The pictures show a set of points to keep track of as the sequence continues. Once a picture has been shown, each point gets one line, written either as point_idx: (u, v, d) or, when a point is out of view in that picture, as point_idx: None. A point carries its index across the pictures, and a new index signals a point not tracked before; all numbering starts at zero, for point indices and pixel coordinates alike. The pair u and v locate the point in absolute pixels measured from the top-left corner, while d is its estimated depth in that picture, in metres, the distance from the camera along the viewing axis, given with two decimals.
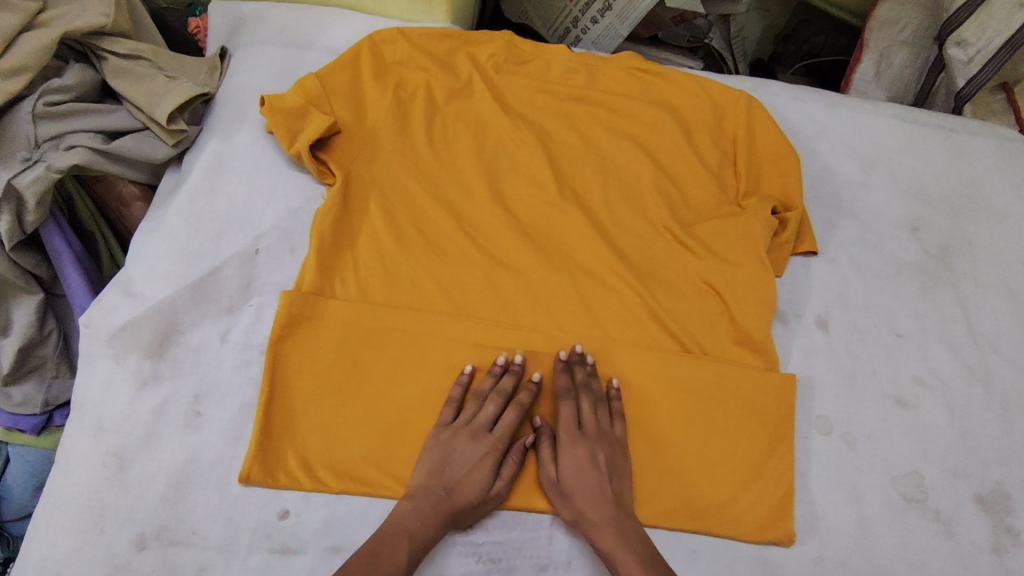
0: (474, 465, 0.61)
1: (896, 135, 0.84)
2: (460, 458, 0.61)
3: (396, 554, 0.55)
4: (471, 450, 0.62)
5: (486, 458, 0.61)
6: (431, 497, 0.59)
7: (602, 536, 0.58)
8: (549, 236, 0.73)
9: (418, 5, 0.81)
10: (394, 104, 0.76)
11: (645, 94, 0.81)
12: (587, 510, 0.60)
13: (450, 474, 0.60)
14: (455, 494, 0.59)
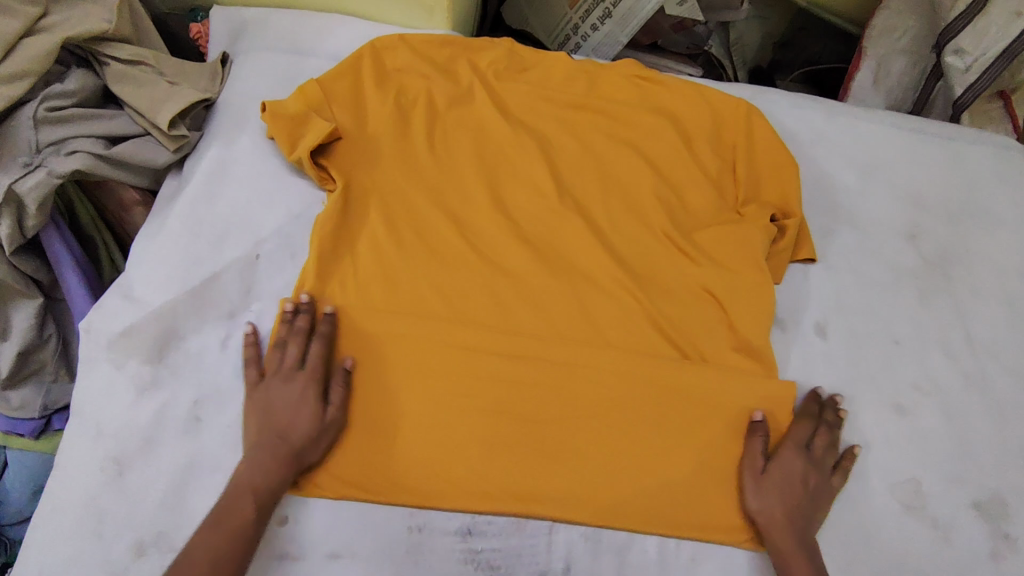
0: (297, 401, 0.61)
1: (894, 143, 0.84)
2: (280, 404, 0.61)
3: (241, 506, 0.57)
4: (290, 390, 0.62)
5: (303, 393, 0.62)
6: (267, 447, 0.59)
7: (790, 542, 0.61)
8: (548, 242, 0.74)
9: (420, 12, 0.81)
10: (395, 111, 0.76)
11: (645, 102, 0.81)
12: (785, 515, 0.62)
13: (279, 413, 0.61)
14: (288, 437, 0.60)
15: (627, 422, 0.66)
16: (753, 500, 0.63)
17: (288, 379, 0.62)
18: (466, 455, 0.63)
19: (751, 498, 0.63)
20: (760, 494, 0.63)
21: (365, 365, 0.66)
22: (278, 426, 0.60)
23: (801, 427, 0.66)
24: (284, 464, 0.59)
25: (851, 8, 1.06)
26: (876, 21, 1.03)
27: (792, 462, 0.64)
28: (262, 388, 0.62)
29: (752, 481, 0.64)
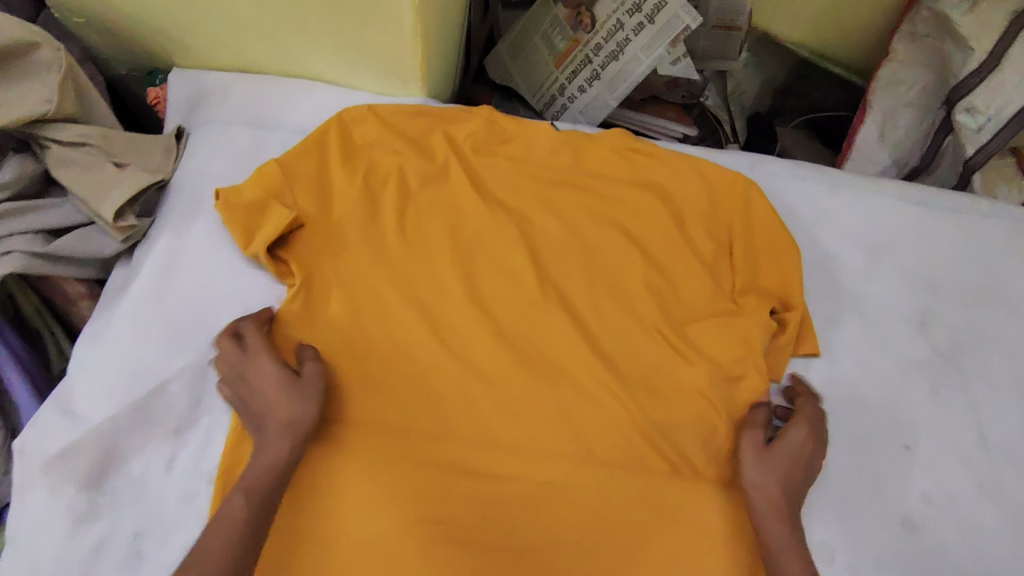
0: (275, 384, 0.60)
1: (903, 218, 0.78)
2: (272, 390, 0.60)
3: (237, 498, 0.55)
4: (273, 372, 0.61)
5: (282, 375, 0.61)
6: (256, 428, 0.59)
7: (777, 526, 0.59)
8: (529, 339, 0.68)
9: (392, 80, 0.75)
10: (364, 192, 0.70)
11: (635, 176, 0.75)
12: (780, 495, 0.60)
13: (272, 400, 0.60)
14: (272, 413, 0.59)
15: (610, 550, 0.61)
16: (751, 473, 0.62)
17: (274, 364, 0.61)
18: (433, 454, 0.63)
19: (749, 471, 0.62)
20: (756, 467, 0.62)
21: (331, 474, 0.61)
22: (258, 407, 0.60)
23: (812, 408, 0.66)
24: (282, 439, 0.58)
25: (855, 57, 1.00)
26: (882, 73, 0.96)
27: (791, 442, 0.63)
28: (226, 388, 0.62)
29: (750, 456, 0.62)
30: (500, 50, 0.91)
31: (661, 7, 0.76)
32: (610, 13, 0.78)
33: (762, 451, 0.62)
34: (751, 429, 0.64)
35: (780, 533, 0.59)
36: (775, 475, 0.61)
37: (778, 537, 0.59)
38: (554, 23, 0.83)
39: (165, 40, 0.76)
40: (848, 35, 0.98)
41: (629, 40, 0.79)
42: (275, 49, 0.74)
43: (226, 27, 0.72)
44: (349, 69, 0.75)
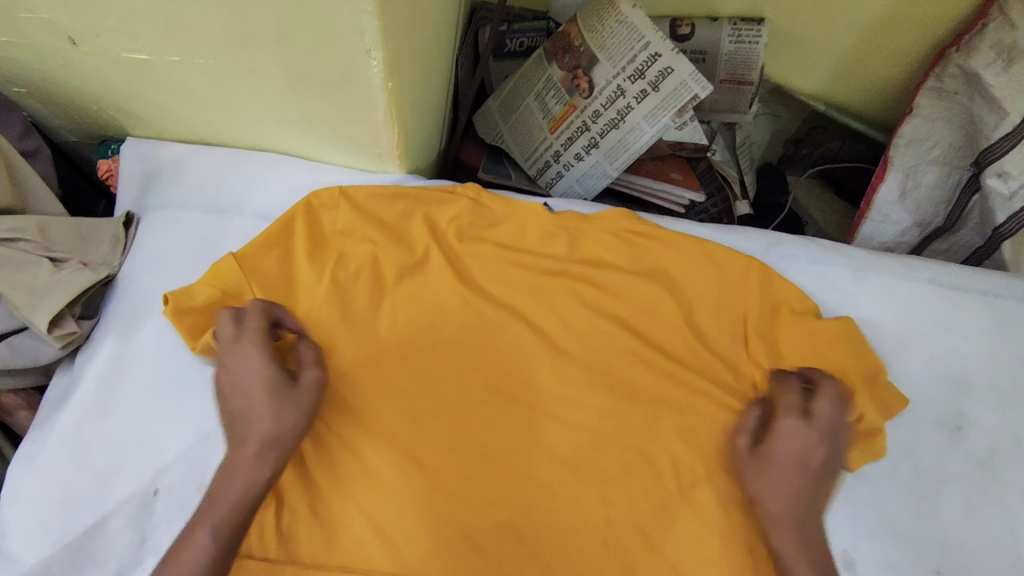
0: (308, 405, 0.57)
1: (933, 306, 0.70)
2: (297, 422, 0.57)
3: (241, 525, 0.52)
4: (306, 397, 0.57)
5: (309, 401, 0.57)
6: (233, 439, 0.55)
7: (785, 509, 0.56)
8: (518, 458, 0.60)
9: (366, 157, 0.67)
10: (332, 288, 0.62)
11: (639, 262, 0.67)
12: (790, 509, 0.56)
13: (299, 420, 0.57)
14: (251, 427, 0.55)
15: None
16: (755, 486, 0.58)
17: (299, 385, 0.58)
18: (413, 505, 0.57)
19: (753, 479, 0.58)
20: (767, 478, 0.57)
21: None
22: (237, 408, 0.56)
23: (790, 395, 0.60)
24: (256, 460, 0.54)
25: (875, 110, 0.93)
26: (905, 130, 0.88)
27: (793, 439, 0.58)
28: (226, 366, 0.57)
29: (767, 445, 0.58)
30: (490, 107, 0.84)
31: (666, 74, 0.68)
32: (610, 78, 0.71)
33: (791, 440, 0.58)
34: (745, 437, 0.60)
35: (794, 537, 0.55)
36: (782, 487, 0.57)
37: (792, 548, 0.54)
38: (549, 85, 0.76)
39: (117, 111, 0.68)
40: (870, 87, 0.90)
41: (631, 108, 0.71)
42: (237, 123, 0.66)
43: (184, 103, 0.65)
44: (319, 143, 0.67)
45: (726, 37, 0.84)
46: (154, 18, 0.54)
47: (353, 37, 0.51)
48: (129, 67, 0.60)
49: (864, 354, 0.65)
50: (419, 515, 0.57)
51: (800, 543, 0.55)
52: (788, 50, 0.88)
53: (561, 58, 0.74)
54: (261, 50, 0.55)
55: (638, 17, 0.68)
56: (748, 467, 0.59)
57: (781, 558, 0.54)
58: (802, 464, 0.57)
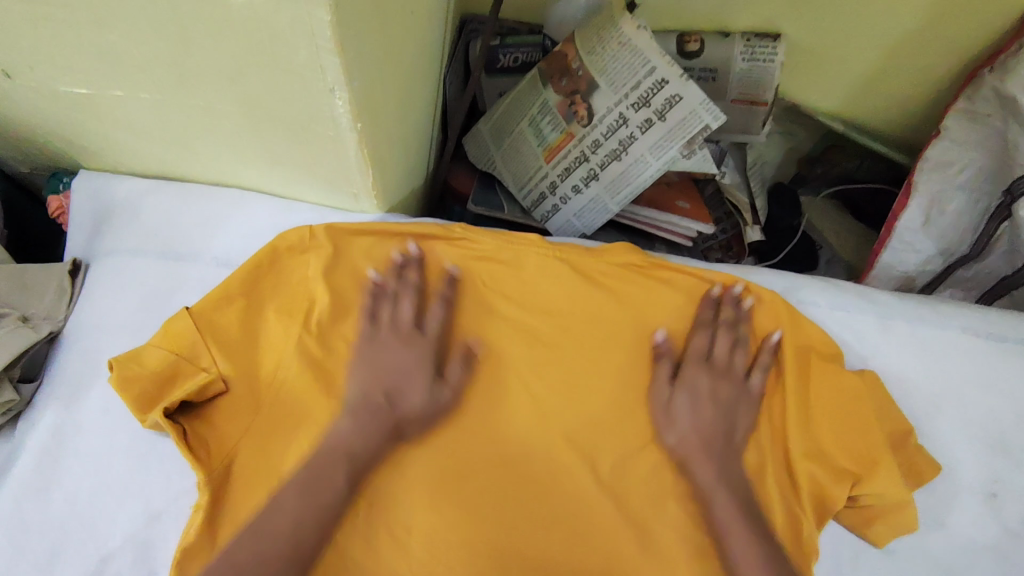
0: (414, 365, 0.58)
1: (966, 357, 0.64)
2: (360, 373, 0.57)
3: (332, 481, 0.53)
4: (400, 350, 0.58)
5: (423, 361, 0.58)
6: (370, 381, 0.57)
7: (708, 468, 0.56)
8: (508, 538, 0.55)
9: (340, 196, 0.60)
10: (299, 350, 0.56)
11: (637, 308, 0.62)
12: (703, 442, 0.57)
13: (387, 381, 0.57)
14: (412, 341, 0.58)
15: None
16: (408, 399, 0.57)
17: (387, 334, 0.58)
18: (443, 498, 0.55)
19: (666, 434, 0.57)
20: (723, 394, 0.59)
21: None
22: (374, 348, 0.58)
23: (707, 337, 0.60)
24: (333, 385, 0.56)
25: (899, 131, 0.86)
26: (931, 152, 0.82)
27: (417, 364, 0.58)
28: (299, 290, 0.58)
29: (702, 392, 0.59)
30: (480, 129, 0.76)
31: (673, 102, 0.61)
32: (611, 105, 0.64)
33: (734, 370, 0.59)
34: (694, 362, 0.60)
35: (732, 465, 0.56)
36: (697, 424, 0.57)
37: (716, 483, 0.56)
38: (544, 110, 0.69)
39: (68, 145, 0.62)
40: (893, 106, 0.83)
41: (634, 138, 0.64)
42: (197, 158, 0.60)
43: (137, 136, 0.58)
44: (288, 182, 0.60)
45: (738, 54, 0.76)
46: (88, 54, 0.47)
47: (313, 75, 0.44)
48: (69, 101, 0.54)
49: (891, 420, 0.59)
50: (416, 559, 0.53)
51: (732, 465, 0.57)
52: (805, 67, 0.81)
53: (557, 82, 0.67)
54: (212, 86, 0.48)
55: (642, 39, 0.60)
56: (664, 399, 0.59)
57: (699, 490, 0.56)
58: (731, 410, 0.58)
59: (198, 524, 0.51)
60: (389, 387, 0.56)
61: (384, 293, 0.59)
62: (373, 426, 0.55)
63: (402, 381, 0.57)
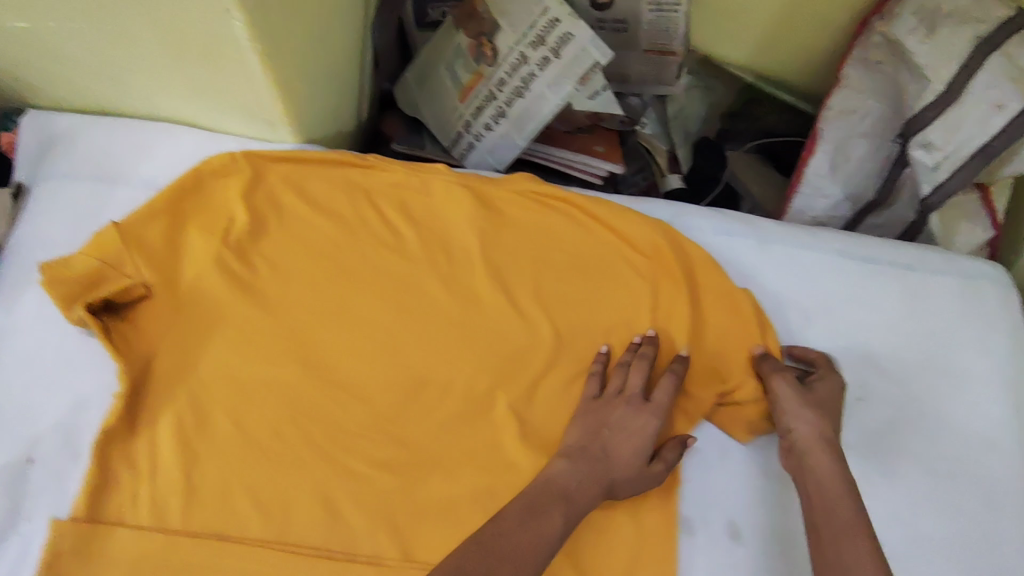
0: (638, 433, 0.59)
1: (840, 277, 0.70)
2: (581, 431, 0.59)
3: (551, 516, 0.53)
4: (633, 416, 0.59)
5: (648, 427, 0.59)
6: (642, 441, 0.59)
7: (825, 463, 0.57)
8: (404, 430, 0.59)
9: (259, 125, 0.66)
10: (217, 263, 0.61)
11: (535, 228, 0.66)
12: (828, 443, 0.59)
13: (607, 437, 0.58)
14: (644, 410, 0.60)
15: None
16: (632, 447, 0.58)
17: (614, 401, 0.60)
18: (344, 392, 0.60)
19: (795, 421, 0.60)
20: (795, 415, 0.60)
21: None
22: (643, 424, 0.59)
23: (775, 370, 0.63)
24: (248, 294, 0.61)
25: (804, 83, 0.93)
26: (834, 101, 0.87)
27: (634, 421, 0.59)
28: (216, 210, 0.63)
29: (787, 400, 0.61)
30: (407, 78, 0.82)
31: (567, 39, 0.67)
32: (512, 45, 0.70)
33: (794, 393, 0.61)
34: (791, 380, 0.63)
35: (830, 466, 0.57)
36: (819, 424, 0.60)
37: (835, 483, 0.56)
38: (457, 54, 0.75)
39: (10, 81, 0.67)
40: (798, 58, 0.89)
41: (535, 75, 0.69)
42: (129, 92, 0.65)
43: (71, 69, 0.63)
44: (211, 112, 0.66)
45: (645, 7, 0.81)
46: None
47: None
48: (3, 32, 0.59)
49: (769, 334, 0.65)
50: (319, 447, 0.58)
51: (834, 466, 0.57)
52: (715, 20, 0.86)
53: (467, 26, 0.73)
54: (130, 13, 0.54)
55: None
56: (791, 394, 0.61)
57: (809, 497, 0.57)
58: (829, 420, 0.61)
59: (116, 410, 0.57)
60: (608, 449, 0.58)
61: (624, 371, 0.62)
62: (587, 470, 0.56)
63: (622, 442, 0.58)
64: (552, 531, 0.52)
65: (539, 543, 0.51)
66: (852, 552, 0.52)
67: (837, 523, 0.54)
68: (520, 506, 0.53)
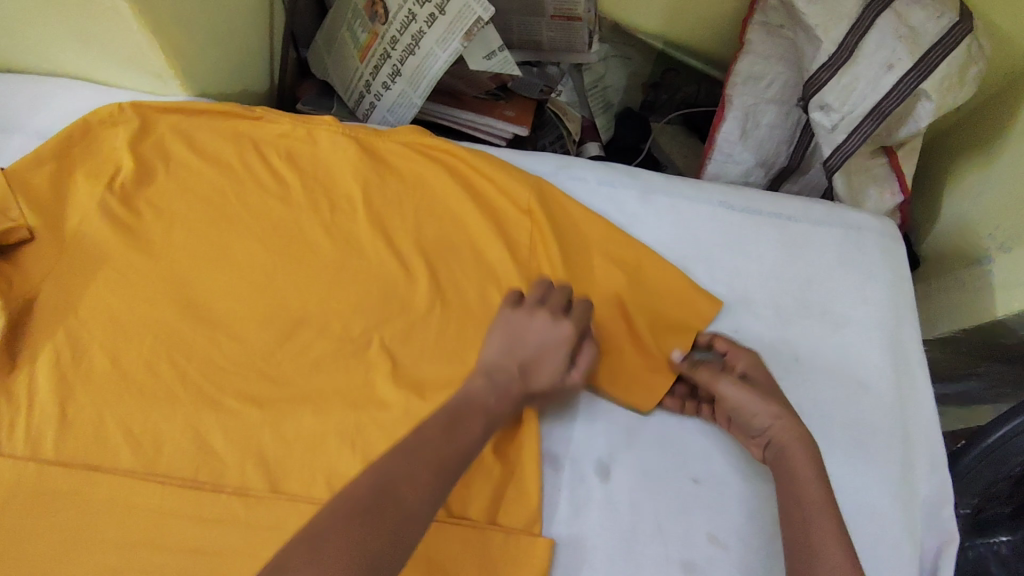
0: (554, 346, 0.61)
1: (719, 228, 0.72)
2: (497, 343, 0.61)
3: (470, 426, 0.56)
4: (547, 330, 0.61)
5: (566, 342, 0.61)
6: (512, 369, 0.60)
7: (795, 445, 0.59)
8: (278, 366, 0.61)
9: (150, 77, 0.68)
10: (101, 208, 0.63)
11: (416, 177, 0.69)
12: (791, 428, 0.59)
13: (522, 352, 0.60)
14: (552, 330, 0.61)
15: None
16: (534, 360, 0.60)
17: (531, 312, 0.61)
18: (221, 329, 0.62)
19: (754, 419, 0.60)
20: (757, 412, 0.60)
21: (27, 517, 0.55)
22: (527, 349, 0.60)
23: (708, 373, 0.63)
24: (132, 239, 0.64)
25: (713, 50, 0.95)
26: (740, 67, 0.88)
27: (544, 333, 0.60)
28: (105, 158, 0.65)
29: (741, 398, 0.61)
30: (317, 42, 0.84)
31: None
32: (401, 2, 0.72)
33: (744, 394, 0.61)
34: (726, 379, 0.62)
35: (804, 453, 0.59)
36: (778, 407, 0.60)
37: (806, 468, 0.58)
38: (355, 14, 0.77)
39: None
40: (705, 23, 0.91)
41: (424, 32, 0.72)
42: (20, 46, 0.67)
43: None
44: (104, 66, 0.68)
45: None
46: None
47: None
48: None
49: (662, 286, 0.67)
50: (193, 381, 0.60)
51: (805, 450, 0.59)
52: None
53: None
54: None
55: None
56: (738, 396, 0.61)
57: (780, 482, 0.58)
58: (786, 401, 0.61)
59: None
60: (524, 361, 0.60)
61: (545, 287, 0.63)
62: (504, 390, 0.59)
63: (539, 357, 0.61)
64: (471, 437, 0.55)
65: (458, 448, 0.54)
66: (819, 533, 0.55)
67: (806, 506, 0.56)
68: (440, 419, 0.55)
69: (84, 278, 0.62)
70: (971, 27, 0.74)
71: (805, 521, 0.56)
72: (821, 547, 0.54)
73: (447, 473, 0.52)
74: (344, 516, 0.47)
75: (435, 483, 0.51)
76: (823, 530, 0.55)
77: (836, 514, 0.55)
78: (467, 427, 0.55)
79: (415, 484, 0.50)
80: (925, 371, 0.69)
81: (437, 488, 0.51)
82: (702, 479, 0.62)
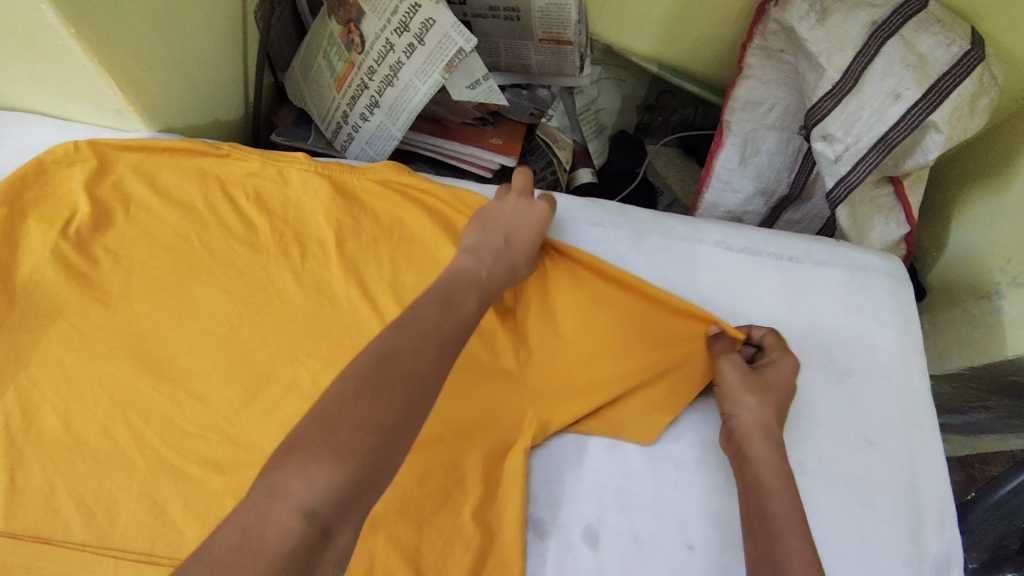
0: (532, 222, 0.61)
1: (714, 269, 0.68)
2: (474, 230, 0.60)
3: (465, 303, 0.53)
4: (523, 211, 0.61)
5: (540, 219, 0.61)
6: (497, 241, 0.59)
7: (761, 444, 0.57)
8: (242, 424, 0.57)
9: (109, 113, 0.64)
10: (55, 256, 0.60)
11: (394, 217, 0.64)
12: (761, 423, 0.58)
13: (503, 230, 0.60)
14: (527, 210, 0.61)
15: None
16: (517, 238, 0.60)
17: (505, 198, 0.62)
18: (182, 385, 0.58)
19: (738, 408, 0.59)
20: (741, 397, 0.59)
21: None
22: (507, 229, 0.60)
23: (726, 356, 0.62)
24: (88, 288, 0.60)
25: (710, 72, 0.91)
26: (739, 92, 0.84)
27: (521, 215, 0.61)
28: (60, 201, 0.62)
29: (733, 383, 0.60)
30: (293, 67, 0.80)
31: (429, 26, 0.65)
32: (377, 31, 0.68)
33: (737, 376, 0.60)
34: (728, 360, 0.61)
35: (769, 457, 0.56)
36: (765, 403, 0.58)
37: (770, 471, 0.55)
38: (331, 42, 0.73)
39: None
40: (700, 46, 0.87)
41: (402, 63, 0.68)
42: None
43: None
44: (61, 102, 0.64)
45: None
46: None
47: None
48: None
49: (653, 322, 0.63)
50: (152, 444, 0.56)
51: (774, 453, 0.56)
52: (610, 7, 0.84)
53: (337, 13, 0.72)
54: None
55: None
56: (733, 376, 0.60)
57: (745, 484, 0.56)
58: (772, 393, 0.59)
59: None
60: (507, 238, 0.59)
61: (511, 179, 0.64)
62: (491, 261, 0.58)
63: (519, 228, 0.60)
64: (467, 309, 0.52)
65: (456, 326, 0.50)
66: (784, 545, 0.51)
67: (770, 515, 0.53)
68: (433, 297, 0.52)
69: (35, 330, 0.58)
70: (982, 56, 0.70)
71: (766, 518, 0.53)
72: (782, 555, 0.50)
73: (449, 349, 0.48)
74: (352, 394, 0.42)
75: (440, 358, 0.47)
76: (788, 541, 0.51)
77: (802, 527, 0.52)
78: (464, 295, 0.53)
79: (419, 355, 0.46)
80: (933, 418, 0.65)
81: (441, 358, 0.47)
82: (698, 544, 0.57)
